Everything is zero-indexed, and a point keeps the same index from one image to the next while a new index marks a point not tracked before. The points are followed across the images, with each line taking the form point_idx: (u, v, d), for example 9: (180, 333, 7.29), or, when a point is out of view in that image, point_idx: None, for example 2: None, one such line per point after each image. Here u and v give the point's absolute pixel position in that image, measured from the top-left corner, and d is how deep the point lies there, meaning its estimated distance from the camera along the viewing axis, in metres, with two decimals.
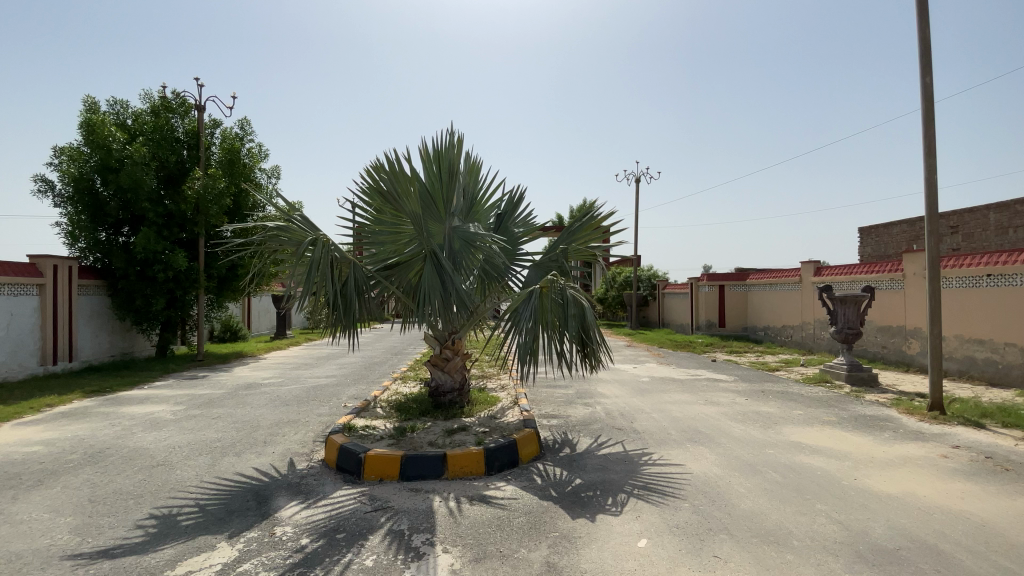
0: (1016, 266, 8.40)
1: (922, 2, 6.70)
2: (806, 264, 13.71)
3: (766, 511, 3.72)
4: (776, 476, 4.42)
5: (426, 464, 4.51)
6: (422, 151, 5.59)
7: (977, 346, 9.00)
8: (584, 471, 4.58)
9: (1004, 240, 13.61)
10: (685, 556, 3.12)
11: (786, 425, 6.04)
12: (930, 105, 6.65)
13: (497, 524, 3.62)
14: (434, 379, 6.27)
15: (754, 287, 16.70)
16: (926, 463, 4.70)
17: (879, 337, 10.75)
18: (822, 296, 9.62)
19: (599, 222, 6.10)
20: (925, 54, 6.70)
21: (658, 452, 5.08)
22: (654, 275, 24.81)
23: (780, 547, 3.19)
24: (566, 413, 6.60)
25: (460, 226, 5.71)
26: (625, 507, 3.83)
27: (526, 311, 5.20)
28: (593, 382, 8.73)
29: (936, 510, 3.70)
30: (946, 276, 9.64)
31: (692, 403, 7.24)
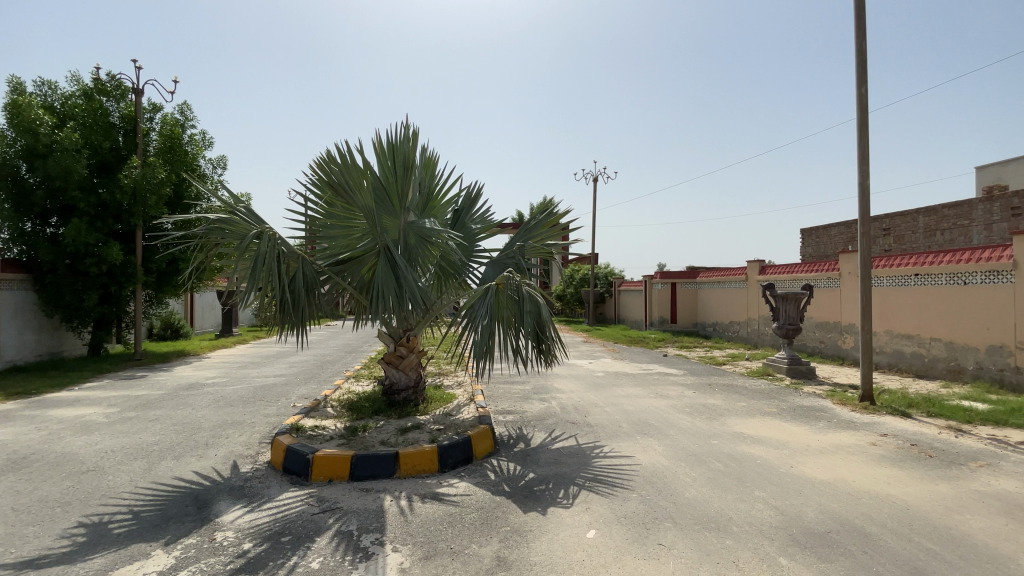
0: (940, 266, 9.11)
1: (858, 16, 7.12)
2: (752, 263, 14.34)
3: (708, 499, 3.88)
4: (719, 465, 4.62)
5: (378, 463, 4.42)
6: (375, 144, 5.46)
7: (905, 340, 9.71)
8: (537, 465, 4.62)
9: (930, 242, 14.70)
10: (631, 545, 3.20)
11: (730, 417, 6.32)
12: (865, 113, 7.09)
13: (449, 521, 3.60)
14: (388, 377, 6.16)
15: (703, 285, 17.35)
16: (856, 451, 5.03)
17: (817, 333, 11.41)
18: (766, 294, 10.08)
19: (557, 220, 6.16)
20: (861, 66, 7.13)
21: (610, 445, 5.20)
22: (610, 273, 25.42)
23: (720, 533, 3.33)
24: (522, 409, 6.65)
25: (415, 222, 5.60)
26: (576, 499, 3.89)
27: (481, 307, 5.20)
28: (549, 378, 8.82)
29: (863, 494, 3.96)
30: (878, 275, 10.34)
31: (644, 397, 7.45)
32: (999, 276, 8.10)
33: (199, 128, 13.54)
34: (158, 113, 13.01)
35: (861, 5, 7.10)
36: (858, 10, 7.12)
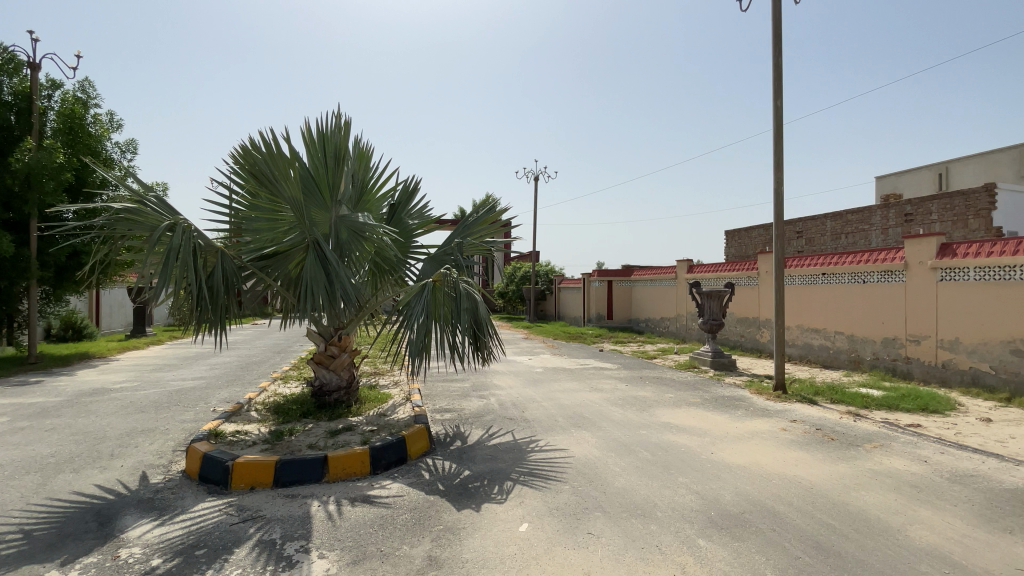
0: (843, 266, 10.02)
1: (775, 33, 7.66)
2: (681, 262, 15.06)
3: (636, 487, 4.04)
4: (647, 454, 4.82)
5: (305, 468, 4.24)
6: (304, 134, 5.25)
7: (814, 334, 10.59)
8: (473, 462, 4.61)
9: (837, 244, 16.09)
10: (562, 536, 3.28)
11: (659, 408, 6.62)
12: (780, 124, 7.64)
13: (380, 524, 3.51)
14: (318, 378, 5.93)
15: (637, 282, 18.02)
16: (769, 436, 5.43)
17: (738, 327, 12.19)
18: (693, 291, 10.63)
19: (496, 217, 6.16)
20: (777, 80, 7.67)
21: (545, 438, 5.29)
22: (551, 270, 25.94)
23: (646, 519, 3.48)
24: (459, 407, 6.61)
25: (348, 216, 5.39)
26: (510, 494, 3.93)
27: (417, 305, 5.09)
28: (488, 375, 8.84)
29: (774, 476, 4.29)
30: (792, 274, 11.21)
31: (579, 391, 7.63)
32: (892, 275, 9.01)
33: (106, 108, 12.35)
34: (57, 90, 11.75)
35: (778, 24, 7.64)
36: (775, 28, 7.65)
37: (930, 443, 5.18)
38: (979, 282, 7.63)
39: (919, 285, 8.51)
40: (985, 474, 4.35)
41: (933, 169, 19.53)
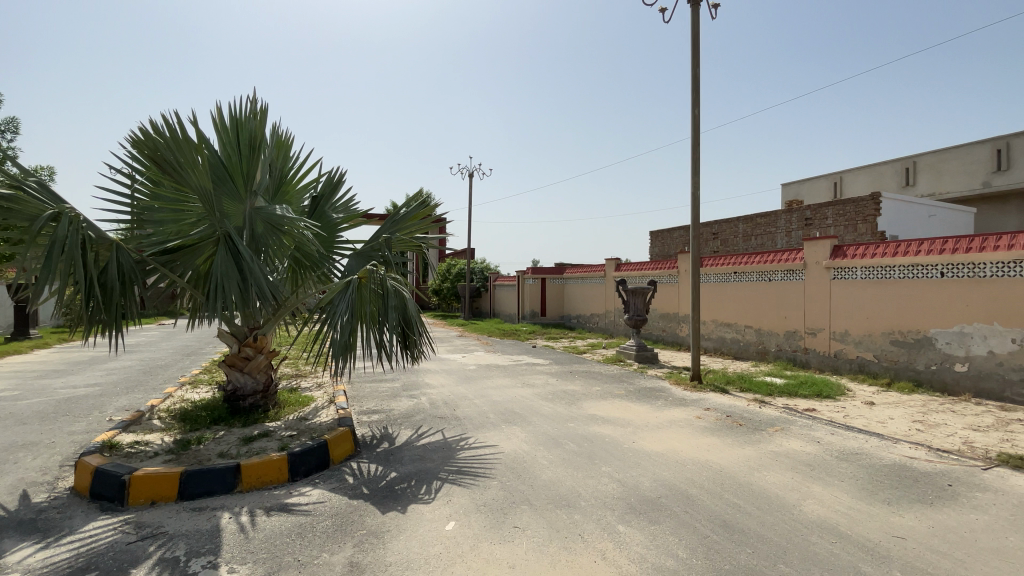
0: (751, 265, 10.86)
1: (693, 45, 8.13)
2: (610, 261, 15.63)
3: (562, 479, 4.15)
4: (573, 446, 4.97)
5: (214, 478, 3.96)
6: (214, 119, 4.89)
7: (727, 328, 11.39)
8: (401, 463, 4.51)
9: (748, 245, 17.38)
10: (488, 531, 3.29)
11: (586, 400, 6.84)
12: (698, 131, 8.12)
13: (298, 533, 3.35)
14: (231, 382, 5.56)
15: (569, 280, 18.45)
16: (686, 424, 5.77)
17: (661, 322, 12.86)
18: (619, 288, 11.06)
19: (426, 213, 6.02)
20: (695, 90, 8.15)
21: (474, 435, 5.29)
22: (486, 268, 25.97)
23: (570, 510, 3.58)
24: (388, 407, 6.45)
25: (264, 207, 5.08)
26: (438, 493, 3.89)
27: (341, 303, 4.85)
28: (418, 374, 8.69)
29: (689, 461, 4.58)
30: (707, 272, 11.99)
31: (510, 387, 7.71)
32: (793, 274, 9.89)
33: None
34: None
35: (695, 38, 8.12)
36: (693, 41, 8.12)
37: (823, 425, 5.75)
38: (866, 280, 8.56)
39: (816, 283, 9.41)
40: (867, 451, 4.90)
41: (829, 178, 21.67)
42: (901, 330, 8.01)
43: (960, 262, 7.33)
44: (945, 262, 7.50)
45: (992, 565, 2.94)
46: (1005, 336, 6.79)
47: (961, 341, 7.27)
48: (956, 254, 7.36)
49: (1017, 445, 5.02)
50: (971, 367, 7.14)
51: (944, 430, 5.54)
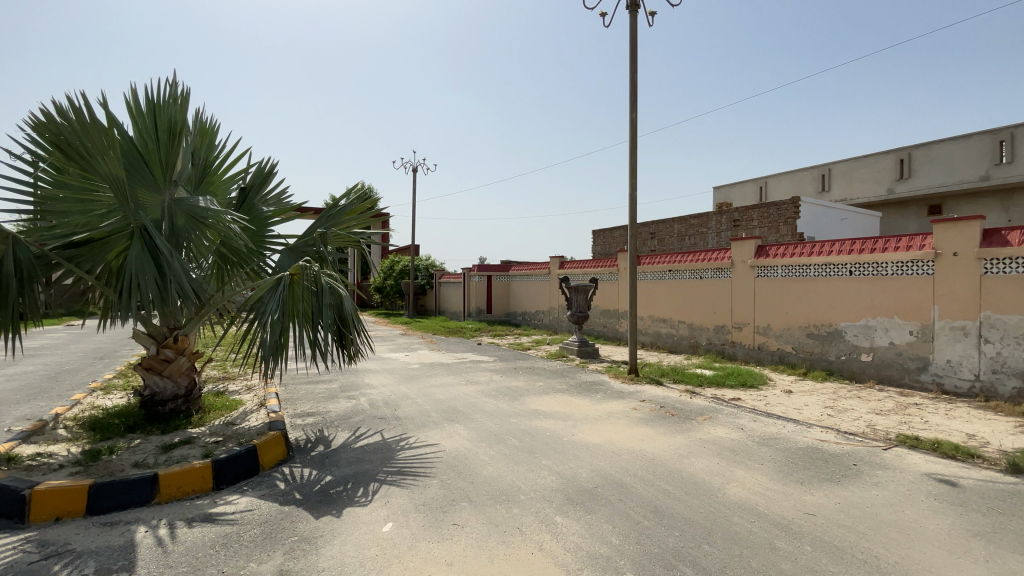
0: (684, 263, 11.39)
1: (631, 51, 8.40)
2: (553, 259, 15.88)
3: (502, 474, 4.18)
4: (515, 441, 5.02)
5: (128, 489, 3.67)
6: (128, 102, 4.53)
7: (662, 324, 11.88)
8: (336, 466, 4.38)
9: (683, 244, 18.19)
10: (427, 530, 3.27)
11: (528, 396, 6.92)
12: (635, 134, 8.41)
13: (223, 543, 3.17)
14: (148, 386, 5.16)
15: (514, 277, 18.59)
16: (622, 416, 5.97)
17: (602, 318, 13.23)
18: (562, 286, 11.26)
19: (363, 208, 5.77)
20: (633, 94, 8.43)
21: (415, 435, 5.22)
22: (431, 265, 25.61)
23: (509, 504, 3.62)
24: (324, 409, 6.23)
25: (185, 199, 4.75)
26: (375, 495, 3.80)
27: (271, 302, 4.62)
28: (358, 374, 8.45)
29: (625, 451, 4.75)
30: (645, 270, 12.45)
31: (454, 385, 7.67)
32: (723, 272, 10.47)
33: None
34: None
35: (633, 44, 8.39)
36: (631, 47, 8.40)
37: (747, 413, 6.15)
38: (786, 278, 9.21)
39: (742, 281, 10.02)
40: (785, 436, 5.29)
41: (755, 183, 23.14)
42: (816, 324, 8.70)
43: (867, 262, 8.05)
44: (853, 262, 8.23)
45: (888, 536, 3.26)
46: (904, 329, 7.55)
47: (866, 334, 8.01)
48: (863, 254, 8.09)
49: (911, 426, 5.61)
50: (875, 357, 7.88)
51: (851, 414, 6.08)
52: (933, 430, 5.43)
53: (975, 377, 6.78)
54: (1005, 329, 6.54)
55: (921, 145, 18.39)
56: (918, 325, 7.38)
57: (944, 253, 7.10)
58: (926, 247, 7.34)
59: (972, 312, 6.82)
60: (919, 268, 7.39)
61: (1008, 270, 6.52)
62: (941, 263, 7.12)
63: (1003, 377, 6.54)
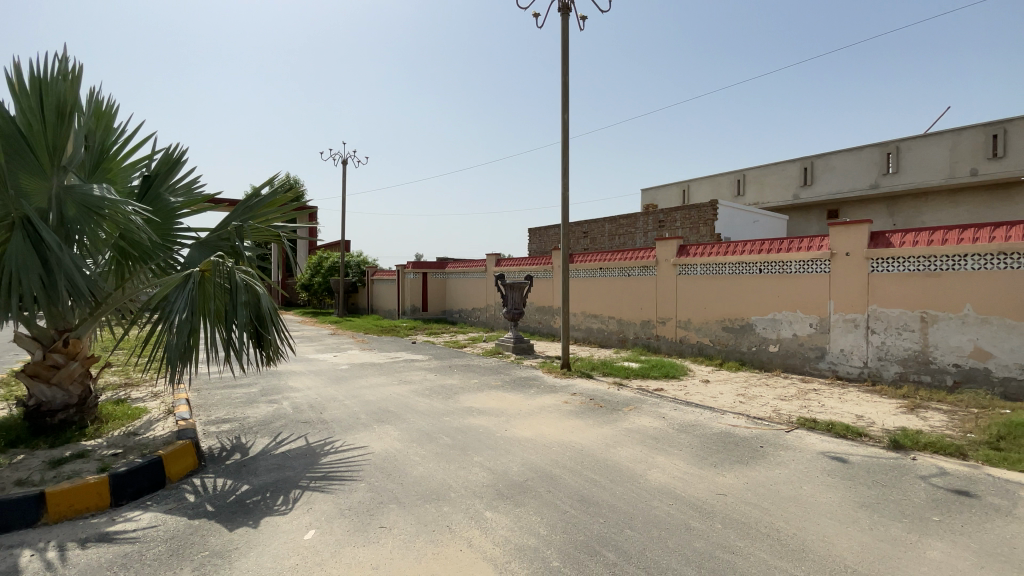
0: (612, 262, 11.81)
1: (562, 54, 8.58)
2: (489, 256, 15.91)
3: (433, 474, 4.13)
4: (447, 440, 4.99)
5: (8, 509, 3.28)
6: (7, 77, 4.00)
7: (593, 319, 12.28)
8: (254, 475, 4.13)
9: (613, 243, 18.87)
10: (352, 535, 3.16)
11: (462, 394, 6.90)
12: (567, 135, 8.60)
13: (122, 563, 2.91)
14: (32, 395, 4.61)
15: (450, 275, 18.45)
16: (553, 409, 6.11)
17: (537, 315, 13.47)
18: (498, 283, 11.31)
19: (282, 201, 5.43)
20: (565, 96, 8.62)
21: (341, 438, 5.04)
22: (363, 262, 24.81)
23: (439, 503, 3.59)
24: (242, 415, 5.86)
25: (77, 186, 4.28)
26: (297, 503, 3.64)
27: (178, 300, 4.28)
28: (282, 377, 8.02)
29: (555, 444, 4.87)
30: (577, 268, 12.78)
31: (385, 385, 7.49)
32: (648, 270, 10.98)
33: None
34: None
35: (565, 47, 8.58)
36: (563, 50, 8.58)
37: (669, 402, 6.50)
38: (704, 276, 9.81)
39: (666, 278, 10.55)
40: (702, 423, 5.64)
41: (680, 186, 24.46)
42: (730, 318, 9.35)
43: (773, 261, 8.75)
44: (762, 261, 8.92)
45: (788, 510, 3.58)
46: (805, 322, 8.30)
47: (773, 326, 8.72)
48: (770, 254, 8.79)
49: (810, 410, 6.19)
50: (781, 348, 8.61)
51: (760, 401, 6.61)
52: (828, 413, 6.02)
53: (864, 364, 7.60)
54: (887, 321, 7.37)
55: (822, 155, 20.26)
56: (817, 319, 8.14)
57: (838, 253, 7.88)
58: (824, 248, 8.11)
59: (861, 306, 7.63)
60: (818, 267, 8.15)
61: (890, 269, 7.36)
62: (836, 262, 7.90)
63: (887, 364, 7.38)
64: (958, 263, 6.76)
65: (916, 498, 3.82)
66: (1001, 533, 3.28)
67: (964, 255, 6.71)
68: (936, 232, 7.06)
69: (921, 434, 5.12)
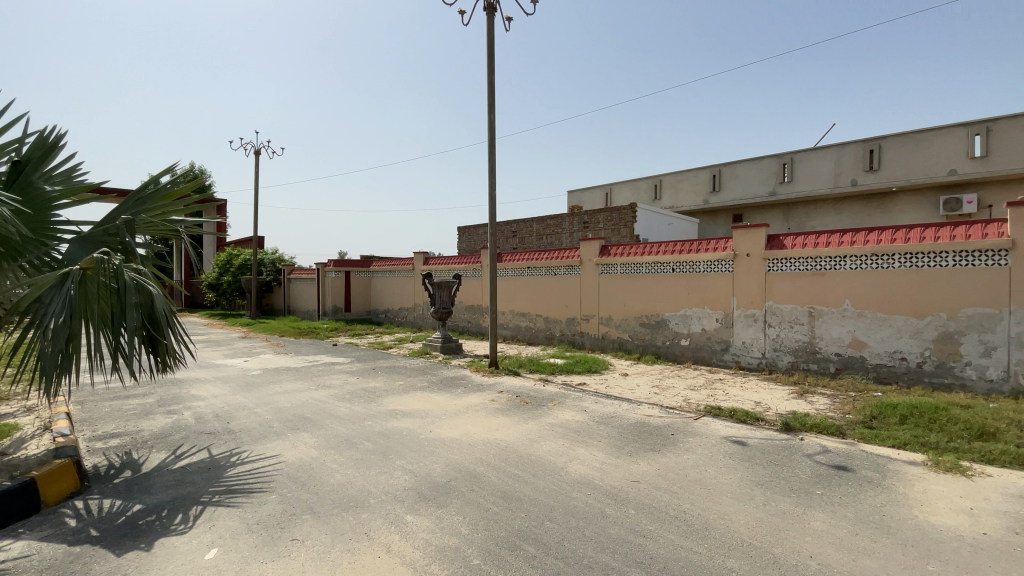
0: (538, 262, 12.03)
1: (488, 54, 8.62)
2: (416, 255, 15.63)
3: (351, 480, 3.99)
4: (368, 444, 4.84)
5: None
6: None
7: (521, 318, 12.46)
8: (148, 493, 3.76)
9: (541, 243, 19.24)
10: (259, 551, 2.98)
11: (386, 397, 6.73)
12: (493, 135, 8.65)
13: None
14: None
15: (375, 274, 17.92)
16: (479, 408, 6.12)
17: (466, 314, 13.45)
18: (425, 282, 11.14)
19: (182, 193, 4.94)
20: (491, 96, 8.66)
21: (250, 448, 4.73)
22: (279, 260, 23.38)
23: (357, 510, 3.48)
24: (134, 429, 5.31)
25: None
26: (198, 520, 3.37)
27: (53, 302, 3.79)
28: (183, 385, 7.36)
29: (480, 442, 4.89)
30: (504, 267, 12.88)
31: (302, 391, 7.12)
32: (573, 270, 11.32)
33: None
34: None
35: (491, 47, 8.62)
36: (489, 51, 8.62)
37: (590, 396, 6.75)
38: (624, 275, 10.28)
39: (589, 277, 10.93)
40: (620, 415, 5.92)
41: (603, 189, 25.41)
42: (647, 314, 9.88)
43: (685, 261, 9.34)
44: (675, 260, 9.49)
45: (695, 492, 3.85)
46: (712, 317, 8.95)
47: (685, 322, 9.32)
48: (682, 254, 9.39)
49: (715, 398, 6.70)
50: (692, 341, 9.23)
51: (672, 391, 7.04)
52: (731, 401, 6.55)
53: (762, 354, 8.34)
54: (781, 315, 8.15)
55: (728, 164, 21.96)
56: (722, 314, 8.81)
57: (740, 254, 8.58)
58: (728, 249, 8.79)
59: (760, 302, 8.37)
60: (723, 266, 8.82)
61: (783, 268, 8.13)
62: (738, 262, 8.61)
63: (781, 354, 8.15)
64: (839, 264, 7.61)
65: (803, 474, 4.26)
66: (871, 501, 3.74)
67: (845, 257, 7.56)
68: (821, 235, 7.88)
69: (808, 417, 5.72)
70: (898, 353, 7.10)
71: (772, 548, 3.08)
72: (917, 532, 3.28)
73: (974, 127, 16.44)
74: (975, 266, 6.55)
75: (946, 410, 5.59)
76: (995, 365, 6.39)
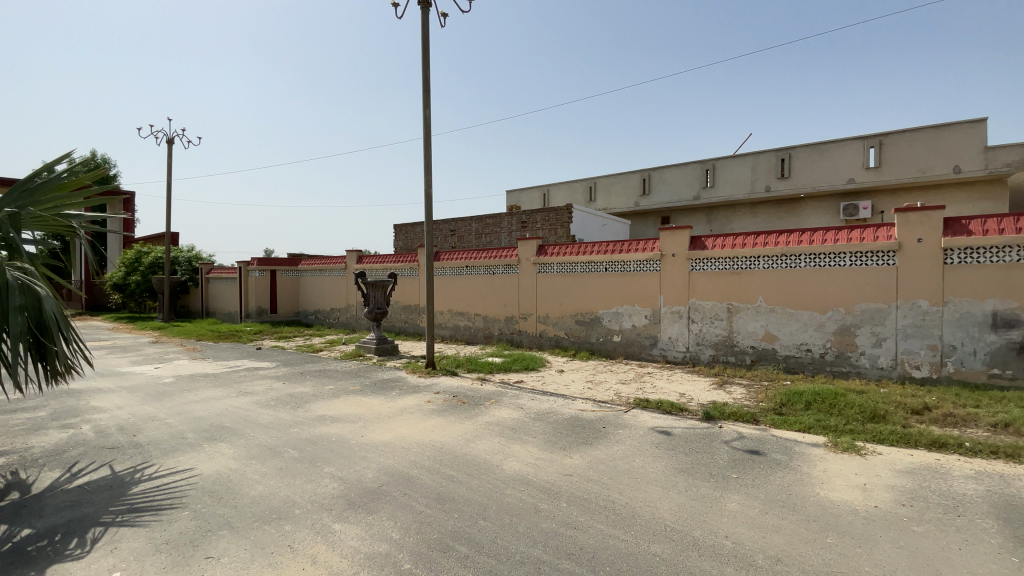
0: (476, 261, 12.01)
1: (423, 49, 8.49)
2: (349, 253, 15.10)
3: (275, 491, 3.80)
4: (294, 452, 4.63)
5: None
6: None
7: (459, 317, 12.40)
8: (37, 517, 3.37)
9: (480, 243, 19.24)
10: (169, 572, 2.77)
11: (315, 402, 6.45)
12: (428, 133, 8.53)
13: None
14: None
15: (305, 273, 17.13)
16: (414, 410, 6.02)
17: (403, 314, 13.19)
18: (358, 282, 10.78)
19: (80, 185, 4.47)
20: (425, 92, 8.55)
21: (161, 462, 4.37)
22: (196, 258, 21.69)
23: (281, 522, 3.31)
24: (21, 446, 4.74)
25: None
26: (98, 543, 3.07)
27: None
28: (81, 396, 6.66)
29: (414, 445, 4.82)
30: (442, 266, 12.75)
31: (221, 399, 6.67)
32: (510, 269, 11.40)
33: None
34: None
35: (425, 43, 8.50)
36: (424, 46, 8.49)
37: (526, 394, 6.84)
38: (560, 274, 10.51)
39: (526, 277, 11.07)
40: (554, 411, 6.04)
41: (540, 189, 25.77)
42: (582, 312, 10.16)
43: (617, 261, 9.68)
44: (607, 260, 9.82)
45: (623, 482, 4.02)
46: (642, 313, 9.36)
47: (617, 319, 9.68)
48: (614, 254, 9.72)
49: (644, 391, 7.01)
50: (624, 337, 9.60)
51: (604, 386, 7.29)
52: (658, 393, 6.88)
53: (687, 349, 8.84)
54: (703, 311, 8.67)
55: (657, 169, 23.02)
56: (651, 311, 9.24)
57: (667, 254, 9.03)
58: (656, 249, 9.23)
59: (684, 299, 8.85)
60: (651, 266, 9.25)
61: (705, 267, 8.66)
62: (665, 262, 9.05)
63: (703, 348, 8.67)
64: (754, 264, 8.21)
65: (721, 460, 4.57)
66: (779, 482, 4.08)
67: (759, 257, 8.17)
68: (738, 237, 8.46)
69: (727, 406, 6.13)
70: (804, 345, 7.79)
71: (692, 530, 3.27)
72: (818, 507, 3.62)
73: (868, 141, 18.28)
74: (867, 266, 7.31)
75: (843, 395, 6.19)
76: (885, 354, 7.17)
